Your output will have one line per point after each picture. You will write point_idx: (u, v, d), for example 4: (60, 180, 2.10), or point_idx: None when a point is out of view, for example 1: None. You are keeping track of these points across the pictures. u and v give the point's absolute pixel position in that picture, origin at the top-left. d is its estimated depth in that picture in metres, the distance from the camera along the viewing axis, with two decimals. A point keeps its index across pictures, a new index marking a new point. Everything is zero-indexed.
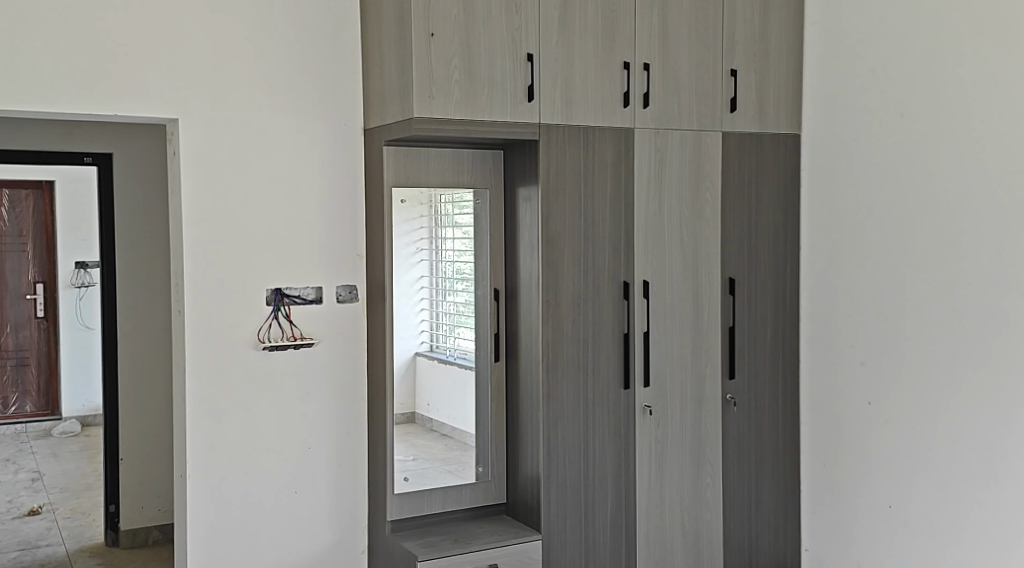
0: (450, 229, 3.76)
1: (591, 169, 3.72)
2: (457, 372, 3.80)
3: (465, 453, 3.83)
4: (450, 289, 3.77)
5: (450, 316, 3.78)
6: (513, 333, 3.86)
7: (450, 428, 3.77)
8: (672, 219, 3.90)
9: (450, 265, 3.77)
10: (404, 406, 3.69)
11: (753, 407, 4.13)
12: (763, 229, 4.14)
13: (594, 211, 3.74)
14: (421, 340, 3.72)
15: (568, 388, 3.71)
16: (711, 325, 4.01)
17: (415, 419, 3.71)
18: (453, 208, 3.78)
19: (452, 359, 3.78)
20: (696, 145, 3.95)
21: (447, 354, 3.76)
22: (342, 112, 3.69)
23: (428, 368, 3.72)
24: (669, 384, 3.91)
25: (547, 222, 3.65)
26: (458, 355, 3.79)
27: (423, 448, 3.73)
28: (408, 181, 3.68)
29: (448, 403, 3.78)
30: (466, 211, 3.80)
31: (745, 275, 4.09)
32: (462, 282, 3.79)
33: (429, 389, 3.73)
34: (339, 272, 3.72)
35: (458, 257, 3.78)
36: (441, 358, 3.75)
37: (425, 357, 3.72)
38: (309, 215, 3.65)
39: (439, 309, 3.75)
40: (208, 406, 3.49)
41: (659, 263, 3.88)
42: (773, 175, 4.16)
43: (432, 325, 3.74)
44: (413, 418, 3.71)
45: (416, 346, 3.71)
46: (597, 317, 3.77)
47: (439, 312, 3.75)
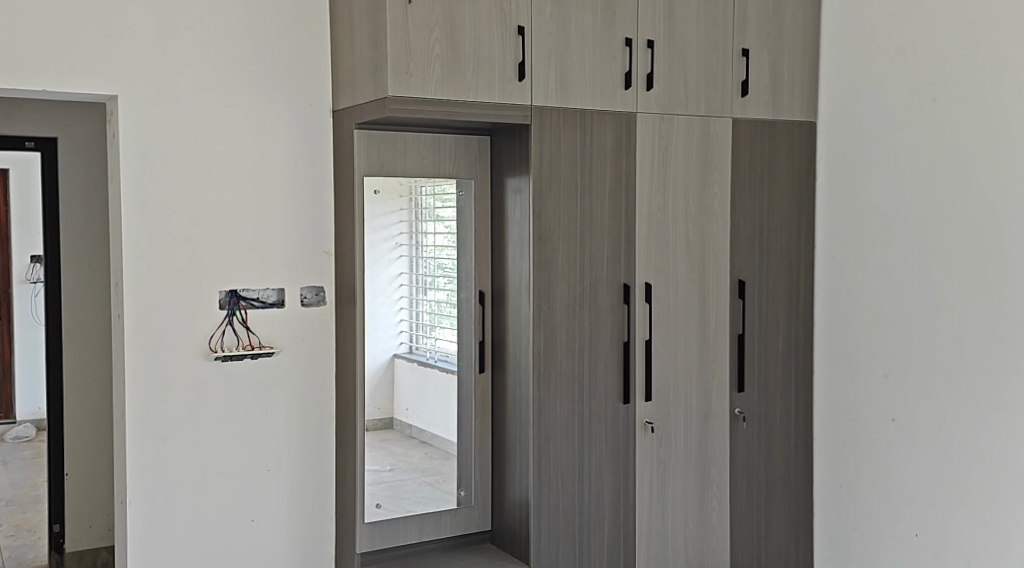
0: (431, 223, 3.38)
1: (587, 158, 3.32)
2: (439, 376, 3.43)
3: (444, 473, 3.46)
4: (429, 286, 3.39)
5: (429, 314, 3.40)
6: (500, 340, 3.45)
7: (428, 435, 3.41)
8: (678, 215, 3.51)
9: (431, 260, 3.40)
10: (382, 412, 3.31)
11: (764, 422, 3.75)
12: (776, 226, 3.74)
13: (590, 206, 3.34)
14: (401, 340, 3.35)
15: (562, 404, 3.31)
16: (719, 331, 3.62)
17: (393, 426, 3.33)
18: (435, 201, 3.39)
19: (434, 362, 3.41)
20: (704, 131, 3.55)
21: (428, 357, 3.40)
22: (307, 92, 3.27)
23: (410, 370, 3.37)
24: (672, 398, 3.52)
25: (539, 218, 3.24)
26: (439, 357, 3.42)
27: (401, 459, 3.35)
28: (382, 170, 3.29)
29: (427, 409, 3.42)
30: (449, 204, 3.42)
31: (756, 277, 3.70)
32: (445, 279, 3.42)
33: (408, 392, 3.36)
34: (304, 271, 3.31)
35: (439, 251, 3.41)
36: (421, 361, 3.39)
37: (405, 358, 3.36)
38: (271, 207, 3.24)
39: (419, 306, 3.38)
40: (153, 426, 3.08)
41: (662, 263, 3.49)
42: (788, 166, 3.76)
43: (411, 322, 3.37)
44: (391, 424, 3.32)
45: (395, 347, 3.34)
46: (595, 325, 3.36)
47: (418, 310, 3.38)
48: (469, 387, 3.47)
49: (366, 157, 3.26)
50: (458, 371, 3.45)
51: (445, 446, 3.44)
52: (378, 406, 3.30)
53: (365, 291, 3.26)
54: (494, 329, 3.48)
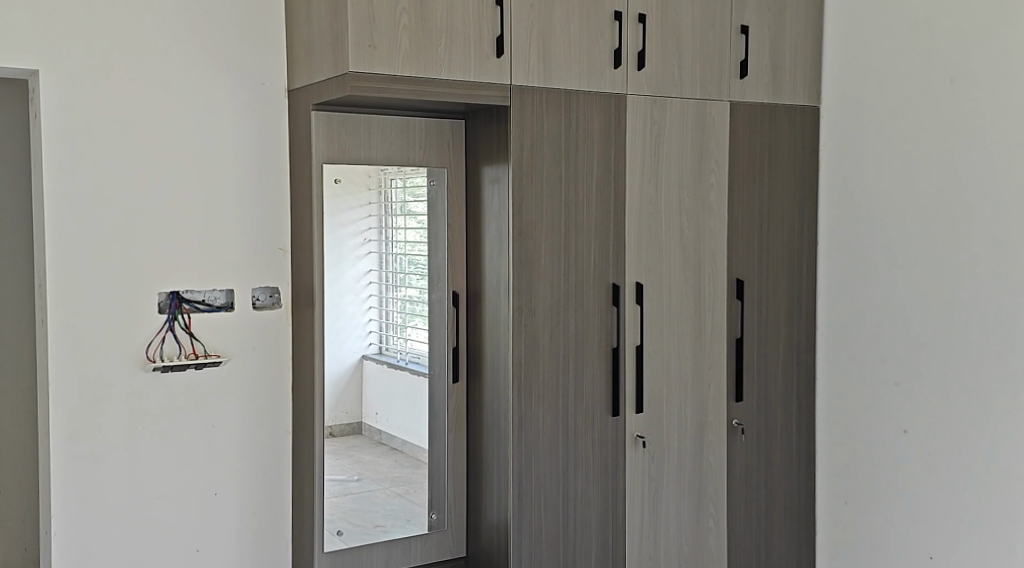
0: (402, 218, 3.03)
1: (571, 144, 2.99)
2: (409, 379, 3.08)
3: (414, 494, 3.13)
4: (400, 284, 3.05)
5: (400, 313, 3.06)
6: (476, 346, 3.12)
7: (398, 441, 3.08)
8: (671, 208, 3.19)
9: (401, 256, 3.05)
10: (349, 416, 3.00)
11: (764, 434, 3.43)
12: (777, 220, 3.42)
13: (576, 198, 3.01)
14: (370, 340, 3.03)
15: (544, 417, 2.99)
16: (716, 336, 3.30)
17: (361, 431, 3.02)
18: (406, 195, 3.04)
19: (405, 364, 3.08)
20: (699, 115, 3.23)
21: (398, 358, 3.07)
22: (258, 68, 2.92)
23: (379, 375, 3.05)
24: (665, 409, 3.20)
25: (519, 211, 2.91)
26: (411, 359, 3.08)
27: (370, 467, 3.03)
28: (343, 156, 2.94)
29: (397, 411, 3.09)
30: (420, 199, 3.07)
31: (756, 275, 3.38)
32: (417, 276, 3.07)
33: (376, 396, 3.04)
34: (256, 271, 2.96)
35: (410, 246, 3.06)
36: (390, 363, 3.06)
37: (374, 360, 3.04)
38: (218, 198, 2.89)
39: (389, 305, 3.04)
40: (84, 446, 2.73)
41: (654, 260, 3.16)
42: (790, 153, 3.45)
43: (382, 322, 3.04)
44: (359, 430, 3.02)
45: (363, 348, 3.02)
46: (582, 329, 3.04)
47: (388, 309, 3.04)
48: (443, 397, 3.13)
49: (325, 142, 2.92)
50: (430, 375, 3.11)
51: (416, 452, 3.11)
52: (346, 411, 2.99)
53: (325, 295, 2.93)
54: (470, 334, 3.14)
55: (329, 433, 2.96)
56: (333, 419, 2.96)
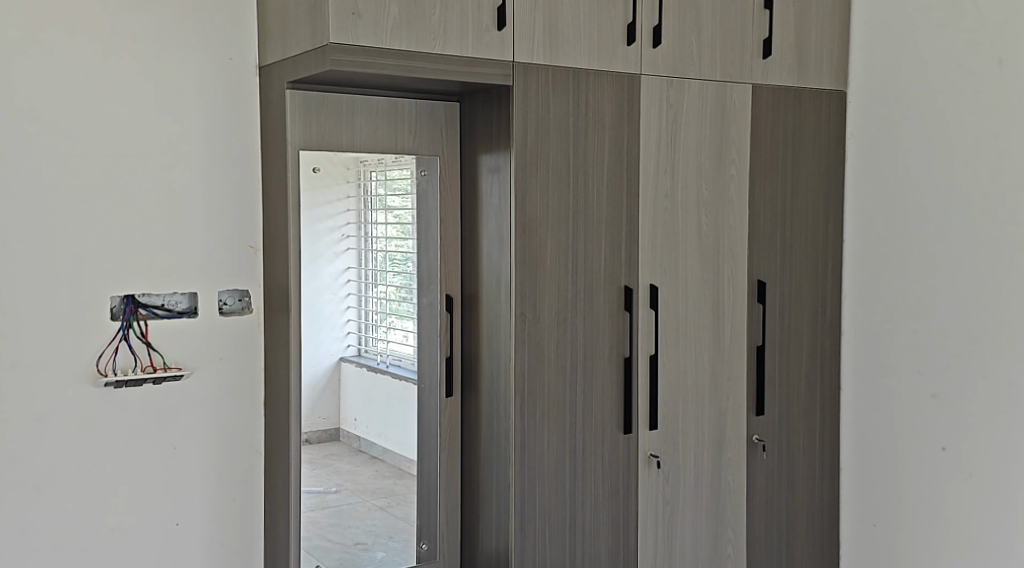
0: (379, 213, 2.69)
1: (579, 129, 2.67)
2: (391, 385, 2.73)
3: (400, 519, 2.79)
4: (379, 284, 2.71)
5: (380, 315, 2.72)
6: (473, 357, 2.79)
7: (378, 448, 2.73)
8: (688, 202, 2.87)
9: (379, 254, 2.71)
10: (326, 422, 2.66)
11: (787, 452, 3.11)
12: (801, 215, 3.10)
13: (584, 190, 2.69)
14: (348, 341, 2.69)
15: (549, 436, 2.67)
16: (735, 344, 2.98)
17: (339, 438, 2.68)
18: (384, 190, 2.69)
19: (386, 367, 2.72)
20: (719, 99, 2.91)
21: (378, 361, 2.72)
22: (226, 42, 2.59)
23: (357, 380, 2.70)
24: (681, 425, 2.88)
25: (523, 205, 2.60)
26: (393, 362, 2.73)
27: (349, 478, 2.70)
28: (322, 142, 2.60)
29: (377, 417, 2.74)
30: (403, 194, 2.71)
31: (779, 276, 3.06)
32: (399, 276, 2.73)
33: (355, 399, 2.70)
34: (222, 271, 2.63)
35: (393, 243, 2.72)
36: (370, 366, 2.71)
37: (353, 362, 2.70)
38: (180, 189, 2.55)
39: (368, 305, 2.71)
40: (24, 476, 2.37)
41: (670, 260, 2.84)
42: (816, 143, 3.13)
43: (361, 322, 2.70)
44: (337, 437, 2.68)
45: (341, 349, 2.68)
46: (592, 338, 2.72)
47: (366, 309, 2.71)
48: (435, 411, 2.80)
49: (302, 125, 2.57)
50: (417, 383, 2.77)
51: (398, 461, 2.76)
52: (323, 416, 2.65)
53: (302, 297, 2.61)
54: (466, 342, 2.82)
55: (304, 439, 2.62)
56: (309, 431, 2.63)
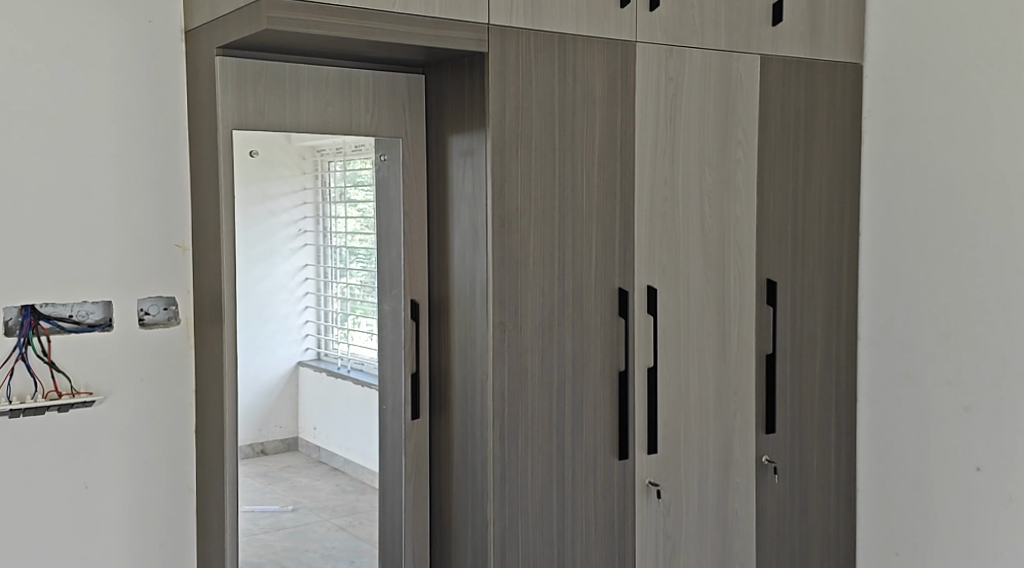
0: (339, 206, 2.32)
1: (565, 104, 2.28)
2: (355, 392, 2.34)
3: (363, 546, 2.38)
4: (341, 282, 2.33)
5: (342, 316, 2.33)
6: (445, 374, 2.39)
7: (339, 460, 2.35)
8: (690, 190, 2.49)
9: (339, 247, 2.32)
10: (284, 433, 2.29)
11: (800, 473, 2.74)
12: (814, 206, 2.72)
13: (572, 177, 2.30)
14: (307, 343, 2.33)
15: (533, 464, 2.28)
16: (743, 353, 2.61)
17: (297, 448, 2.31)
18: (343, 181, 2.30)
19: (347, 372, 2.34)
20: (723, 73, 2.53)
21: (338, 365, 2.34)
22: (144, 1, 2.17)
23: (316, 386, 2.33)
24: (683, 447, 2.50)
25: (501, 195, 2.21)
26: (355, 367, 2.34)
27: (307, 494, 2.32)
28: (261, 120, 2.19)
29: (338, 426, 2.34)
30: (367, 187, 2.32)
31: (791, 274, 2.69)
32: (360, 273, 2.33)
33: (314, 405, 2.32)
34: (143, 275, 2.21)
35: (353, 234, 2.32)
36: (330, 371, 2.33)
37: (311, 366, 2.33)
38: (89, 176, 2.13)
39: (328, 304, 2.32)
40: None
41: (669, 258, 2.46)
42: (831, 124, 2.75)
43: (321, 322, 2.33)
44: (296, 447, 2.30)
45: (300, 353, 2.32)
46: (582, 350, 2.34)
47: (326, 309, 2.32)
48: (397, 435, 2.40)
49: (235, 100, 2.15)
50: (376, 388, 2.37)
51: (362, 474, 2.37)
52: (281, 426, 2.28)
53: (235, 299, 2.18)
54: (433, 353, 2.43)
55: (256, 450, 2.24)
56: (247, 449, 2.22)
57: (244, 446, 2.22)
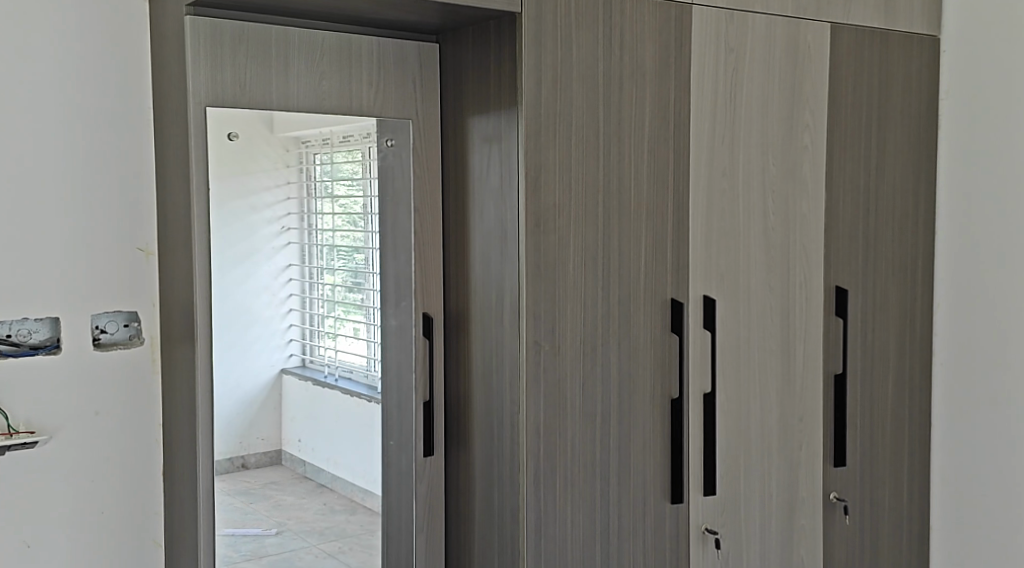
0: (325, 203, 1.92)
1: (610, 78, 1.89)
2: (344, 409, 1.96)
3: None
4: (328, 284, 1.93)
5: (328, 318, 1.93)
6: (465, 402, 2.01)
7: (327, 475, 1.95)
8: (751, 184, 2.10)
9: (325, 246, 1.93)
10: (267, 446, 1.89)
11: (871, 512, 2.36)
12: (887, 202, 2.34)
13: (618, 166, 1.92)
14: (291, 349, 1.92)
15: (572, 513, 1.89)
16: (810, 374, 2.22)
17: (280, 462, 1.91)
18: (328, 174, 1.91)
19: (336, 382, 1.94)
20: (789, 45, 2.14)
21: (326, 374, 1.94)
22: None
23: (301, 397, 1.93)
24: (745, 485, 2.12)
25: (536, 187, 1.82)
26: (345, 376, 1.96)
27: (292, 515, 1.93)
28: (243, 94, 1.80)
29: (326, 436, 1.95)
30: (358, 184, 1.94)
31: (863, 281, 2.30)
32: (346, 275, 1.95)
33: (296, 412, 1.92)
34: (99, 285, 1.78)
35: (340, 229, 1.93)
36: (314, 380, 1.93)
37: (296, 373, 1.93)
38: (28, 162, 1.70)
39: (314, 307, 1.93)
40: None
41: (728, 264, 2.07)
42: (907, 106, 2.36)
43: (305, 329, 1.92)
44: (279, 461, 1.91)
45: (283, 360, 1.91)
46: (628, 374, 1.95)
47: (313, 311, 1.93)
48: (410, 469, 2.03)
49: (209, 71, 1.77)
50: (372, 398, 1.98)
51: (351, 492, 1.98)
52: (261, 438, 1.88)
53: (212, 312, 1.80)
54: (449, 374, 2.05)
55: (235, 465, 1.84)
56: (224, 463, 1.84)
57: (220, 460, 1.83)
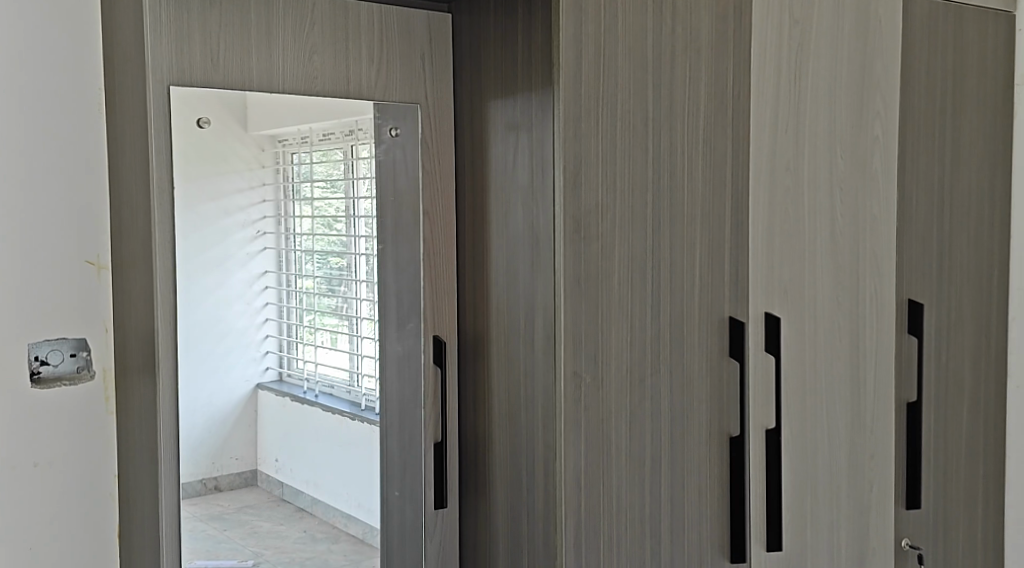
0: (303, 207, 1.56)
1: (659, 53, 1.57)
2: (328, 438, 1.62)
3: None
4: (309, 294, 1.58)
5: (308, 327, 1.58)
6: (487, 441, 1.69)
7: (307, 499, 1.60)
8: (818, 180, 1.79)
9: (306, 251, 1.57)
10: (241, 466, 1.52)
11: (946, 558, 2.05)
12: (961, 202, 2.03)
13: (669, 160, 1.59)
14: (266, 362, 1.56)
15: None
16: (882, 402, 1.91)
17: (256, 484, 1.54)
18: (307, 170, 1.56)
19: (318, 397, 1.59)
20: (859, 18, 1.83)
21: (308, 389, 1.58)
22: None
23: (279, 418, 1.56)
24: (811, 535, 1.81)
25: (577, 185, 1.49)
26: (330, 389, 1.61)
27: (271, 545, 1.57)
28: (219, 72, 1.47)
29: (311, 452, 1.60)
30: (338, 191, 1.60)
31: (937, 293, 1.99)
32: (326, 286, 1.60)
33: (274, 427, 1.56)
34: None
35: (319, 234, 1.58)
36: (295, 396, 1.57)
37: (272, 388, 1.56)
38: None
39: (293, 316, 1.57)
40: None
41: (793, 275, 1.76)
42: (982, 91, 2.06)
43: (283, 340, 1.56)
44: (255, 482, 1.54)
45: (258, 374, 1.55)
46: (682, 410, 1.62)
47: (291, 321, 1.57)
48: (417, 523, 1.71)
49: (175, 43, 1.44)
50: (356, 416, 1.64)
51: (335, 517, 1.62)
52: (237, 457, 1.52)
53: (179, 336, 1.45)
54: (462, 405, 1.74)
55: (209, 486, 1.48)
56: (195, 485, 1.47)
57: (189, 481, 1.46)
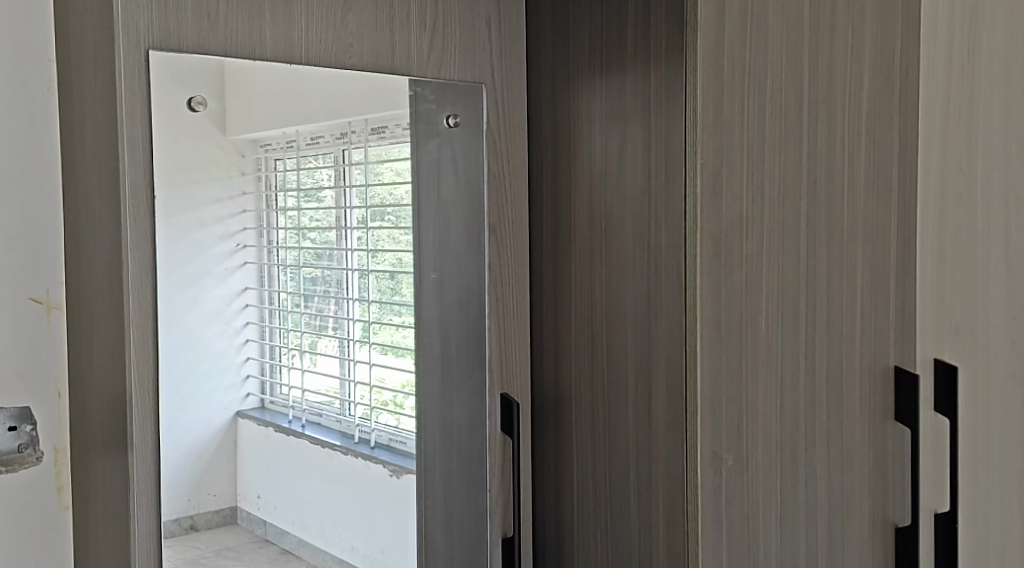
0: (288, 207, 1.12)
1: (817, 10, 1.14)
2: (326, 474, 1.18)
3: None
4: (295, 305, 1.14)
5: (292, 342, 1.14)
6: (580, 520, 1.32)
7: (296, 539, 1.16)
8: None
9: (290, 267, 1.13)
10: (220, 503, 1.09)
11: None
12: None
13: (829, 157, 1.16)
14: (242, 390, 1.11)
15: None
16: None
17: (236, 522, 1.10)
18: (290, 164, 1.11)
19: (307, 426, 1.16)
20: None
21: (294, 420, 1.15)
22: None
23: (260, 452, 1.12)
24: None
25: (716, 196, 1.11)
26: (322, 420, 1.17)
27: None
28: (221, 35, 1.06)
29: (313, 492, 1.17)
30: (317, 201, 1.15)
31: None
32: (315, 313, 1.16)
33: (259, 461, 1.12)
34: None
35: (307, 249, 1.14)
36: (279, 428, 1.13)
37: (252, 418, 1.11)
38: None
39: (275, 333, 1.13)
40: None
41: None
42: None
43: (263, 362, 1.12)
44: (236, 521, 1.10)
45: (233, 406, 1.10)
46: (844, 502, 1.17)
47: (274, 342, 1.13)
48: None
49: None
50: (349, 451, 1.20)
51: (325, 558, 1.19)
52: (214, 493, 1.09)
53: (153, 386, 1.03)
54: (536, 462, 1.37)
55: (186, 526, 1.06)
56: (169, 525, 1.05)
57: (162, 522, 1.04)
